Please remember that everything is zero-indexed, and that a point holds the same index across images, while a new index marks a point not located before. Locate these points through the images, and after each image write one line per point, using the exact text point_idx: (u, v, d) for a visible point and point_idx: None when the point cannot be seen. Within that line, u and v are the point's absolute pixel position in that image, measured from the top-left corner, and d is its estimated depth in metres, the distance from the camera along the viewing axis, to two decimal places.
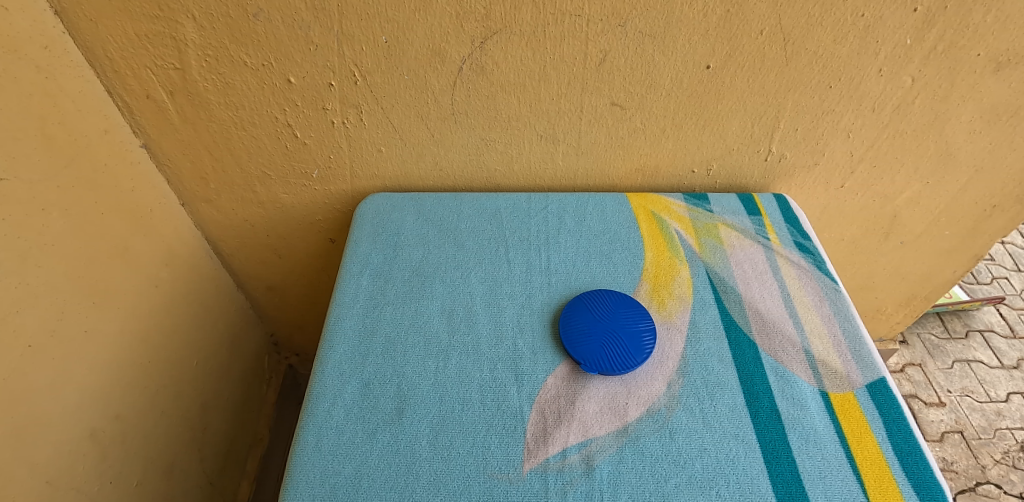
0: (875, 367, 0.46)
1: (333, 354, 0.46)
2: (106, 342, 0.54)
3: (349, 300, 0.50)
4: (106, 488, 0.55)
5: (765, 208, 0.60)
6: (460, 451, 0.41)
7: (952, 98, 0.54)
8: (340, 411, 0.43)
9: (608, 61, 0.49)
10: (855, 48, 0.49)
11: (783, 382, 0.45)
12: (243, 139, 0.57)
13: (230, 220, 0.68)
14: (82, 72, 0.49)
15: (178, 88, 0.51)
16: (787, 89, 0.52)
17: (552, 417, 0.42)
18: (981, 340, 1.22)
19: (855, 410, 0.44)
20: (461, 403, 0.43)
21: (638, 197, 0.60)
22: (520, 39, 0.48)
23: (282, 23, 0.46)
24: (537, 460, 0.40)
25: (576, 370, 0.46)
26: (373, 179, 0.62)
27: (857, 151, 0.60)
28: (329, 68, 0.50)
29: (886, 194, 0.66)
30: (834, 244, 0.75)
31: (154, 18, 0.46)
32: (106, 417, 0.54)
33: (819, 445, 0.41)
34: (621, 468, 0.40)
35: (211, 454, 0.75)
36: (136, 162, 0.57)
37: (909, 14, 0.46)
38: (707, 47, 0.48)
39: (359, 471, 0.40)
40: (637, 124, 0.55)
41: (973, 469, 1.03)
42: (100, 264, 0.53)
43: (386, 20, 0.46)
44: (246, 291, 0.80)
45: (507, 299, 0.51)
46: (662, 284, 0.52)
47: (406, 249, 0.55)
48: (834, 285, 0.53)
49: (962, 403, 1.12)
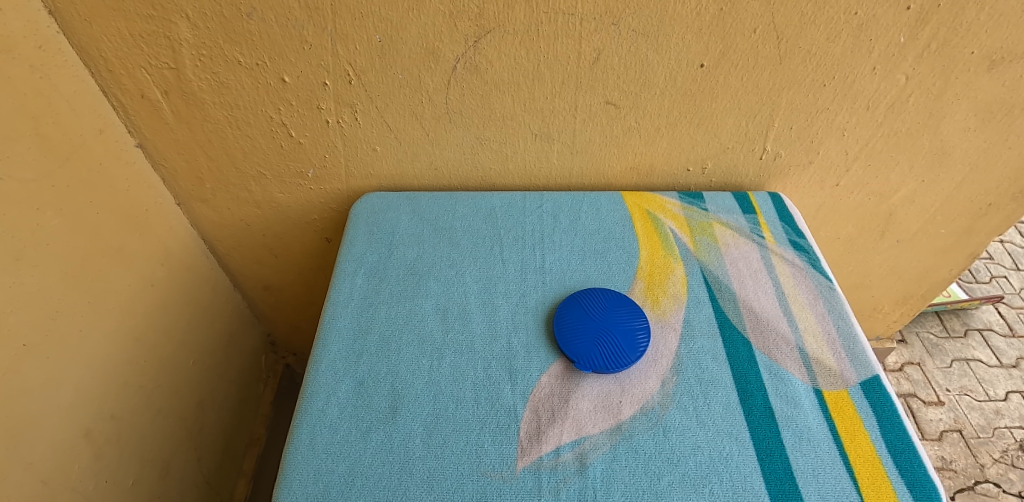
0: (869, 365, 0.46)
1: (327, 353, 0.46)
2: (101, 341, 0.54)
3: (344, 300, 0.50)
4: (102, 487, 0.55)
5: (760, 207, 0.60)
6: (454, 449, 0.41)
7: (947, 96, 0.54)
8: (334, 410, 0.43)
9: (602, 60, 0.49)
10: (849, 47, 0.49)
11: (777, 380, 0.45)
12: (238, 139, 0.57)
13: (226, 220, 0.68)
14: (77, 72, 0.49)
15: (173, 88, 0.52)
16: (781, 88, 0.52)
17: (546, 415, 0.42)
18: (980, 340, 1.22)
19: (849, 408, 0.44)
20: (455, 401, 0.43)
21: (633, 196, 0.60)
22: (514, 38, 0.48)
23: (275, 23, 0.46)
24: (531, 458, 0.40)
25: (570, 368, 0.46)
26: (368, 179, 0.62)
27: (852, 149, 0.60)
28: (323, 68, 0.50)
29: (881, 193, 0.66)
30: (829, 243, 0.75)
31: (148, 18, 0.46)
32: (101, 417, 0.54)
33: (812, 443, 0.41)
34: (615, 466, 0.40)
35: (208, 454, 0.75)
36: (131, 162, 0.57)
37: (902, 12, 0.46)
38: (701, 46, 0.48)
39: (353, 469, 0.40)
40: (632, 123, 0.55)
41: (972, 468, 1.03)
42: (95, 263, 0.53)
43: (380, 19, 0.46)
44: (243, 291, 0.80)
45: (501, 298, 0.51)
46: (656, 282, 0.52)
47: (401, 248, 0.55)
48: (828, 283, 0.53)
49: (961, 402, 1.12)
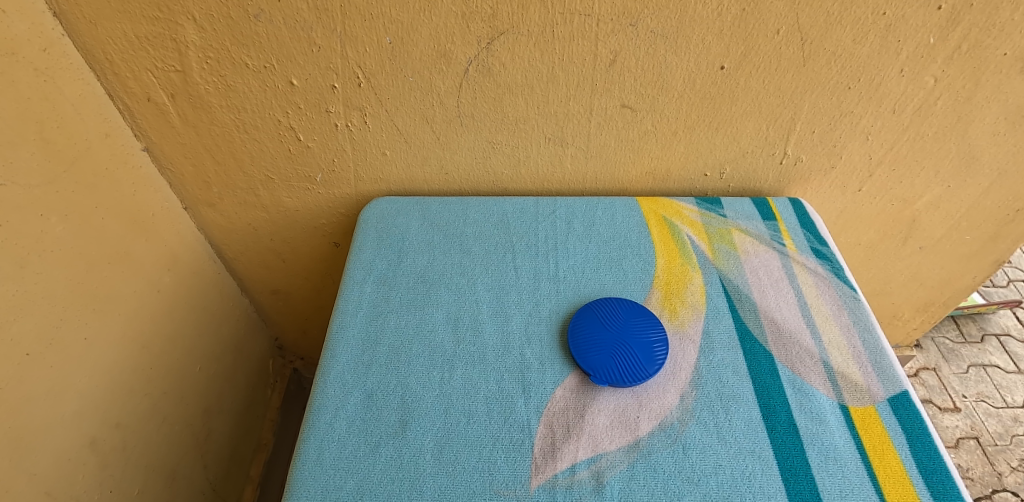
0: (897, 380, 0.45)
1: (335, 364, 0.45)
2: (107, 349, 0.53)
3: (353, 308, 0.49)
4: (107, 495, 0.54)
5: (780, 212, 0.58)
6: (466, 466, 0.39)
7: (977, 99, 0.52)
8: (342, 424, 0.42)
9: (618, 62, 0.48)
10: (876, 48, 0.47)
11: (801, 395, 0.43)
12: (245, 142, 0.56)
13: (233, 224, 0.67)
14: (82, 75, 0.48)
15: (179, 90, 0.50)
16: (804, 90, 0.51)
17: (561, 430, 0.41)
18: (997, 345, 1.19)
19: (877, 426, 0.42)
20: (467, 415, 0.42)
21: (649, 201, 0.59)
22: (528, 40, 0.46)
23: (283, 24, 0.45)
24: (545, 476, 0.39)
25: (585, 381, 0.44)
26: (377, 183, 0.60)
27: (876, 154, 0.58)
28: (332, 70, 0.49)
29: (905, 198, 0.64)
30: (850, 249, 0.73)
31: (154, 19, 0.44)
32: (105, 425, 0.53)
33: (839, 462, 0.40)
34: (633, 485, 0.38)
35: (215, 459, 0.75)
36: (137, 166, 0.56)
37: (933, 13, 0.44)
38: (721, 47, 0.47)
39: (362, 486, 0.38)
40: (648, 127, 0.54)
41: (989, 476, 1.00)
42: (101, 270, 0.52)
43: (390, 21, 0.45)
44: (251, 296, 0.80)
45: (514, 308, 0.49)
46: (673, 292, 0.51)
47: (411, 255, 0.54)
48: (853, 293, 0.51)
49: (978, 408, 1.09)
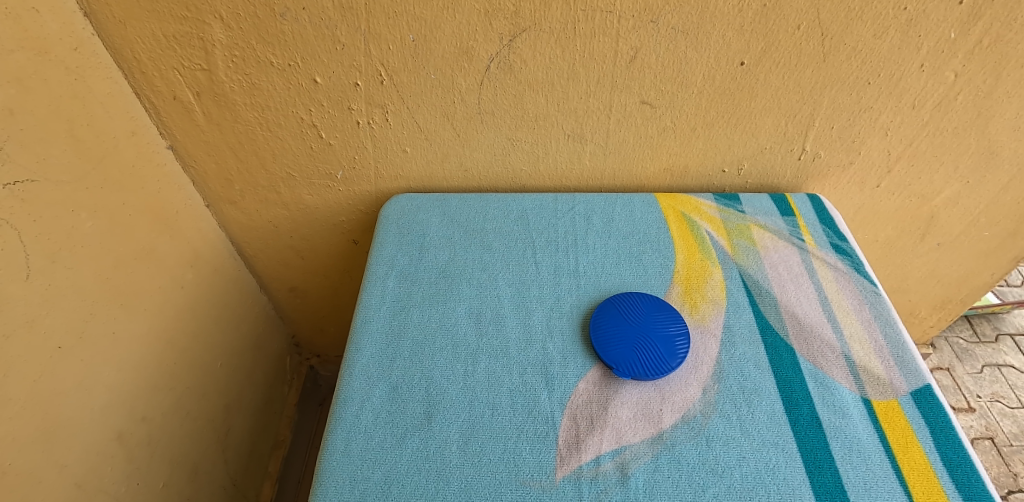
0: (919, 374, 0.45)
1: (360, 357, 0.46)
2: (133, 344, 0.54)
3: (376, 303, 0.50)
4: (134, 488, 0.55)
5: (799, 208, 0.58)
6: (491, 458, 0.40)
7: (997, 94, 0.52)
8: (368, 416, 0.42)
9: (639, 58, 0.48)
10: (896, 43, 0.47)
11: (823, 389, 0.44)
12: (268, 140, 0.57)
13: (254, 221, 0.67)
14: (110, 74, 0.49)
15: (204, 88, 0.51)
16: (823, 86, 0.51)
17: (585, 423, 0.41)
18: (1012, 344, 1.18)
19: (900, 419, 0.42)
20: (491, 408, 0.42)
21: (667, 197, 0.59)
22: (549, 37, 0.47)
23: (308, 23, 0.46)
24: (570, 467, 0.39)
25: (608, 374, 0.45)
26: (396, 180, 0.61)
27: (895, 149, 0.58)
28: (355, 68, 0.49)
29: (924, 194, 0.64)
30: (868, 246, 0.73)
31: (182, 19, 0.45)
32: (132, 419, 0.54)
33: (863, 454, 0.40)
34: (657, 477, 0.38)
35: (235, 455, 0.75)
36: (162, 164, 0.57)
37: (954, 7, 0.44)
38: (742, 43, 0.47)
39: (389, 477, 0.39)
40: (667, 123, 0.54)
41: (1005, 477, 0.99)
42: (128, 267, 0.52)
43: (414, 18, 0.45)
44: (270, 293, 0.81)
45: (535, 302, 0.50)
46: (694, 287, 0.51)
47: (432, 250, 0.54)
48: (874, 288, 0.51)
49: (993, 409, 1.08)
